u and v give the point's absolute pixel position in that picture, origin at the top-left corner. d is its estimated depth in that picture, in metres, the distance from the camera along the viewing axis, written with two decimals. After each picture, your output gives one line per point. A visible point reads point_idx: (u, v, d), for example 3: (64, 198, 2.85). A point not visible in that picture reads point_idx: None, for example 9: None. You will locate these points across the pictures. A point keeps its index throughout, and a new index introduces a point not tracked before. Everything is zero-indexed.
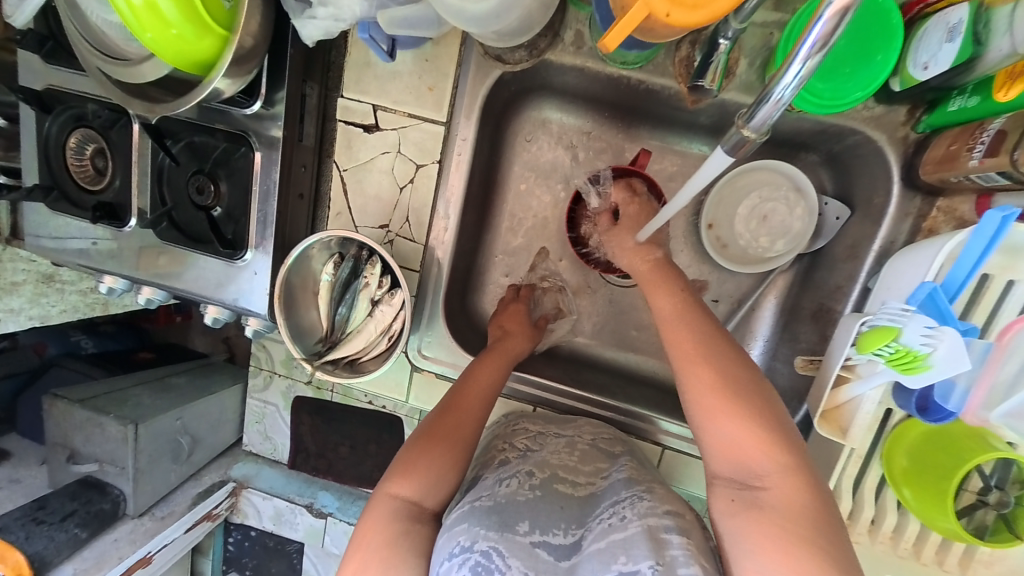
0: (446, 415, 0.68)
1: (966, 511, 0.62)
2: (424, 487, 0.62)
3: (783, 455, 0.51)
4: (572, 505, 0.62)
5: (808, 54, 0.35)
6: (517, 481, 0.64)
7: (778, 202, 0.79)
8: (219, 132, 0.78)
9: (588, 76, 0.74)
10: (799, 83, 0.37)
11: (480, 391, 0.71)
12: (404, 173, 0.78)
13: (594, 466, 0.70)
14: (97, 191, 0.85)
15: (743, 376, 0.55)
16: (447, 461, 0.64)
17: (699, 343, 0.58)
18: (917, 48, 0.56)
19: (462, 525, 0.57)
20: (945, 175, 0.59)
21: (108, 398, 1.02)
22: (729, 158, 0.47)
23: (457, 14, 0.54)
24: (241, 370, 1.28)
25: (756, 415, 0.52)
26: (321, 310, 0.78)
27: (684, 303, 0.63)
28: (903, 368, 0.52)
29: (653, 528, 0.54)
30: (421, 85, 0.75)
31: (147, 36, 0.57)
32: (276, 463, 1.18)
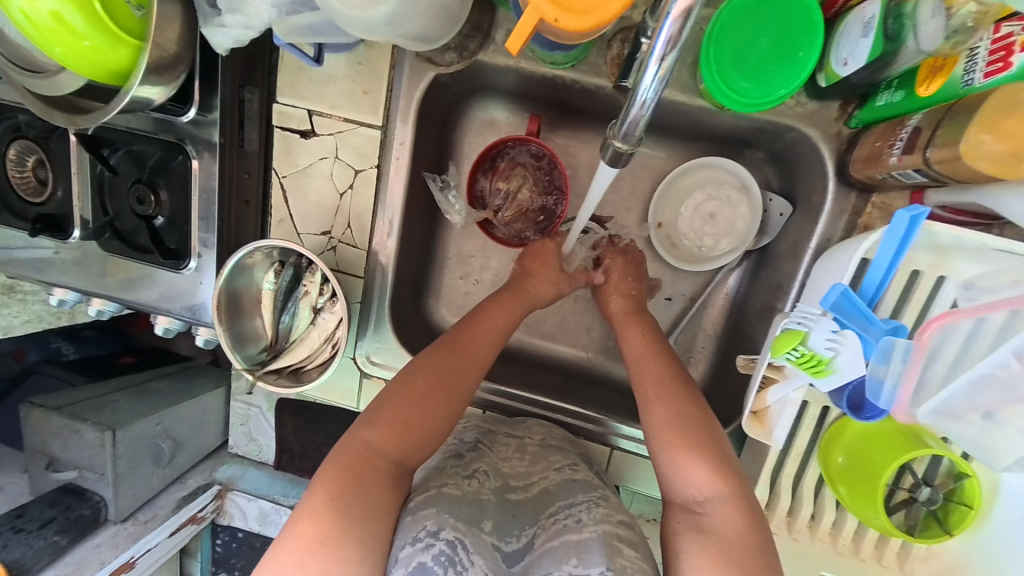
0: (443, 360, 0.64)
1: (899, 507, 0.62)
2: (410, 443, 0.59)
3: (729, 491, 0.56)
4: (525, 510, 0.63)
5: (660, 55, 0.37)
6: (477, 479, 0.63)
7: (722, 200, 0.78)
8: (157, 140, 0.78)
9: (524, 77, 0.73)
10: (659, 84, 0.39)
11: (484, 337, 0.68)
12: (344, 179, 0.77)
13: (545, 463, 0.70)
14: (40, 203, 0.84)
15: (696, 413, 0.62)
16: (439, 412, 0.61)
17: (664, 381, 0.64)
18: (839, 45, 0.55)
19: (428, 509, 0.56)
20: (871, 173, 0.58)
21: (86, 404, 1.02)
22: (612, 167, 0.48)
23: (352, 25, 0.52)
24: (224, 372, 1.28)
25: (699, 448, 0.58)
26: (265, 318, 0.77)
27: (655, 348, 0.70)
28: (812, 372, 0.53)
29: (608, 534, 0.55)
30: (357, 89, 0.74)
31: (56, 50, 0.56)
32: (261, 465, 1.19)
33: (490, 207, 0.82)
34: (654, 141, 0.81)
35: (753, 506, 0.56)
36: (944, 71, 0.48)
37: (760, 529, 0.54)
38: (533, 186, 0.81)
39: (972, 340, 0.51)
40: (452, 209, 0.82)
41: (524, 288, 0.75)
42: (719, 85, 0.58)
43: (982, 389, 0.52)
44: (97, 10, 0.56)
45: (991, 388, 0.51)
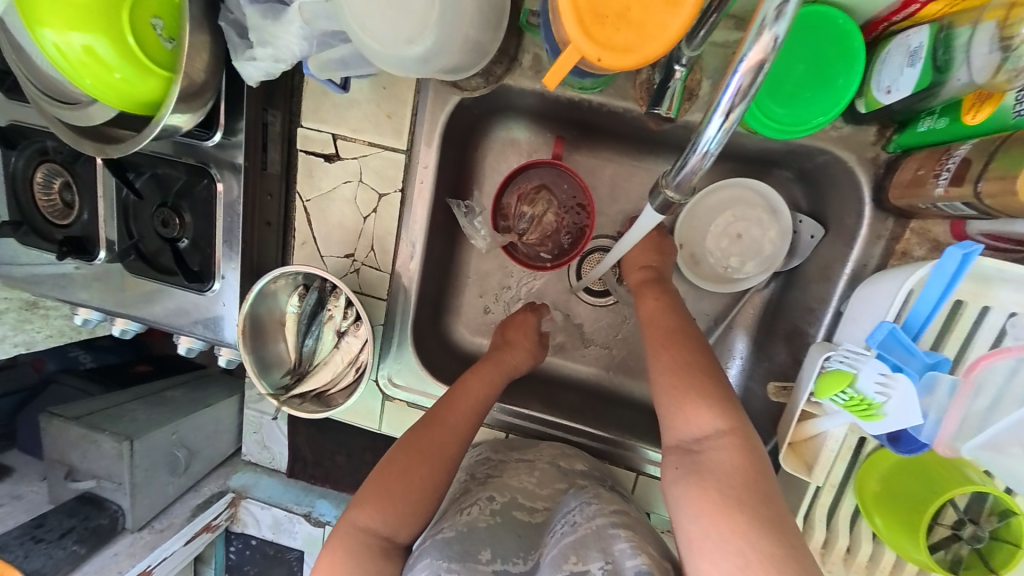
0: (424, 433, 0.65)
1: (941, 544, 0.60)
2: (397, 517, 0.59)
3: (729, 433, 0.53)
4: (529, 532, 0.61)
5: (729, 107, 0.35)
6: (476, 508, 0.63)
7: (751, 222, 0.77)
8: (181, 164, 0.78)
9: (549, 100, 0.72)
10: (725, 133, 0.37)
11: (464, 405, 0.68)
12: (367, 203, 0.77)
13: (552, 487, 0.69)
14: (65, 225, 0.84)
15: (700, 358, 0.59)
16: (424, 486, 0.61)
17: (671, 333, 0.61)
18: (880, 72, 0.54)
19: (425, 560, 0.55)
20: (913, 200, 0.57)
21: (103, 415, 1.03)
22: (661, 214, 0.46)
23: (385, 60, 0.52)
24: (237, 382, 1.27)
25: (700, 388, 0.55)
26: (289, 342, 0.77)
27: (664, 302, 0.66)
28: (862, 415, 0.50)
29: (601, 527, 0.56)
30: (380, 113, 0.73)
31: (87, 82, 0.56)
32: (275, 472, 1.19)
33: (513, 230, 0.82)
34: None
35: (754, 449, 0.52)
36: (992, 100, 0.46)
37: (760, 466, 0.51)
38: (557, 211, 0.81)
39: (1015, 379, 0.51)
40: (477, 235, 0.82)
41: (501, 356, 0.76)
42: (754, 112, 0.57)
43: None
44: (130, 44, 0.56)
45: None
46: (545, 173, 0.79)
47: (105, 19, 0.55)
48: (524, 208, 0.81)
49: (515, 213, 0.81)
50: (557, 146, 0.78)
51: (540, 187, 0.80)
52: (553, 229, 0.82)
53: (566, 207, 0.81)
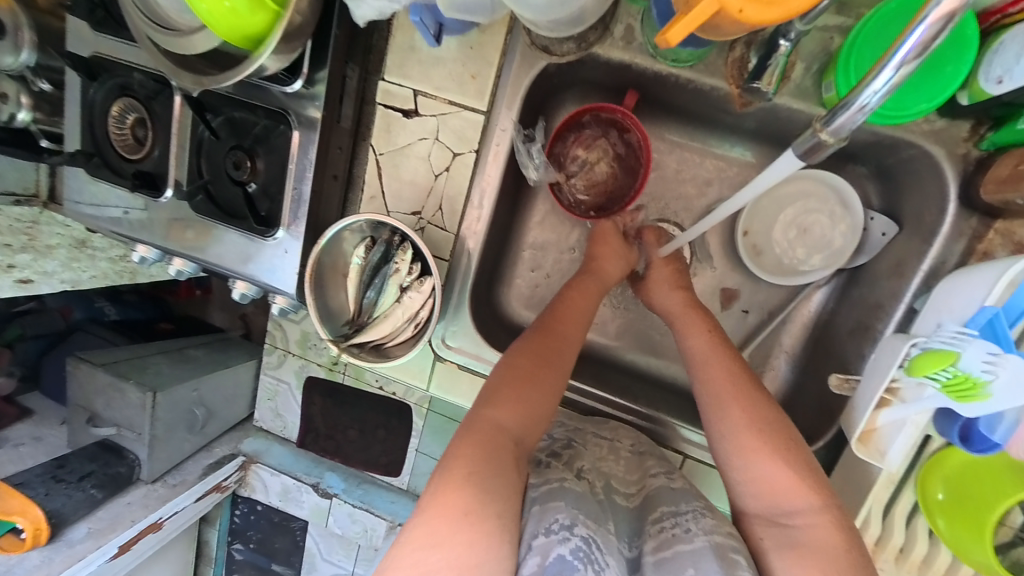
0: (546, 339, 0.62)
1: (1002, 547, 0.59)
2: (525, 419, 0.56)
3: (819, 502, 0.53)
4: (630, 518, 0.60)
5: (902, 62, 0.33)
6: (584, 480, 0.60)
7: (821, 214, 0.77)
8: (259, 108, 0.78)
9: (632, 74, 0.72)
10: (888, 90, 0.35)
11: (579, 316, 0.66)
12: (441, 161, 0.77)
13: (642, 470, 0.66)
14: (137, 160, 0.86)
15: (771, 414, 0.58)
16: (547, 389, 0.58)
17: (734, 383, 0.60)
18: (991, 61, 0.53)
19: (557, 503, 0.52)
20: (1008, 195, 0.56)
21: (130, 364, 1.04)
22: (798, 160, 0.44)
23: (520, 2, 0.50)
24: (255, 348, 1.30)
25: (778, 454, 0.55)
26: (350, 292, 0.78)
27: (716, 341, 0.64)
28: (958, 396, 0.50)
29: (722, 546, 0.51)
30: (465, 73, 0.73)
31: (202, 6, 0.56)
32: (286, 441, 1.19)
33: (563, 172, 0.79)
34: (754, 150, 0.78)
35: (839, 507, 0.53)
36: None
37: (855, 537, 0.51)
38: (612, 162, 0.78)
39: None
40: (531, 165, 0.76)
41: (598, 269, 0.71)
42: None
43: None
44: None
45: None
46: (609, 120, 0.75)
47: None
48: (579, 152, 0.78)
49: (569, 157, 0.78)
50: (630, 95, 0.73)
51: (601, 133, 0.76)
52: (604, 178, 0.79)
53: (623, 157, 0.77)
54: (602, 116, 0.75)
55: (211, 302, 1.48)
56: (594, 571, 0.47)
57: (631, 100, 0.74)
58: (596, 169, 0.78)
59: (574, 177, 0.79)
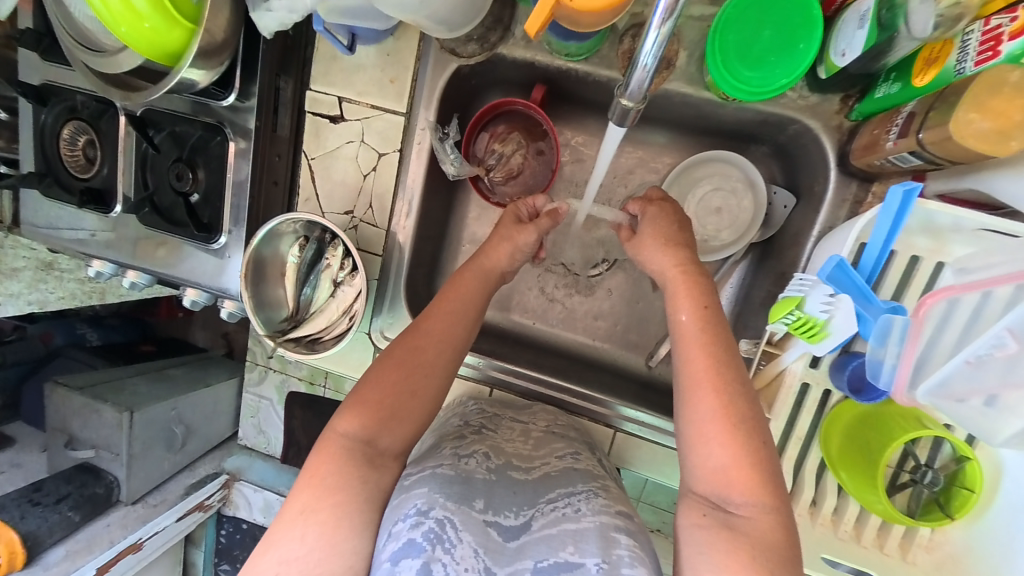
0: (406, 344, 0.62)
1: (898, 490, 0.62)
2: (375, 422, 0.58)
3: (765, 496, 0.50)
4: (525, 490, 0.61)
5: (659, 21, 0.38)
6: (475, 459, 0.62)
7: (727, 193, 0.80)
8: (198, 121, 0.83)
9: (538, 71, 0.77)
10: (658, 48, 0.40)
11: (448, 314, 0.65)
12: (368, 161, 0.82)
13: (547, 448, 0.69)
14: (87, 178, 0.91)
15: (743, 401, 0.53)
16: (403, 392, 0.60)
17: (715, 363, 0.55)
18: (837, 37, 0.58)
19: (421, 488, 0.54)
20: (870, 160, 0.61)
21: (106, 386, 1.08)
22: (621, 127, 0.49)
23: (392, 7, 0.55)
24: (236, 365, 1.34)
25: (737, 441, 0.51)
26: (288, 289, 0.81)
27: (712, 320, 0.58)
28: (808, 336, 0.60)
29: (605, 525, 0.53)
30: (384, 77, 0.79)
31: (122, 30, 0.62)
32: (268, 457, 1.21)
33: (483, 164, 0.83)
34: (665, 136, 0.84)
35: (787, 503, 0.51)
36: (938, 62, 0.50)
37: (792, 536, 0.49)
38: (525, 153, 0.83)
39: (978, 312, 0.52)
40: (448, 160, 0.79)
41: (485, 252, 0.71)
42: (725, 78, 0.62)
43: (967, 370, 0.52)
44: None
45: (993, 368, 0.51)
46: (520, 115, 0.80)
47: None
48: (494, 143, 0.82)
49: (486, 148, 0.83)
50: (537, 88, 0.78)
51: (514, 127, 0.82)
52: (518, 167, 0.83)
53: (534, 148, 0.82)
54: (514, 110, 0.80)
55: (193, 322, 1.51)
56: (443, 550, 0.48)
57: (539, 94, 0.78)
58: (511, 160, 0.83)
59: (491, 166, 0.83)
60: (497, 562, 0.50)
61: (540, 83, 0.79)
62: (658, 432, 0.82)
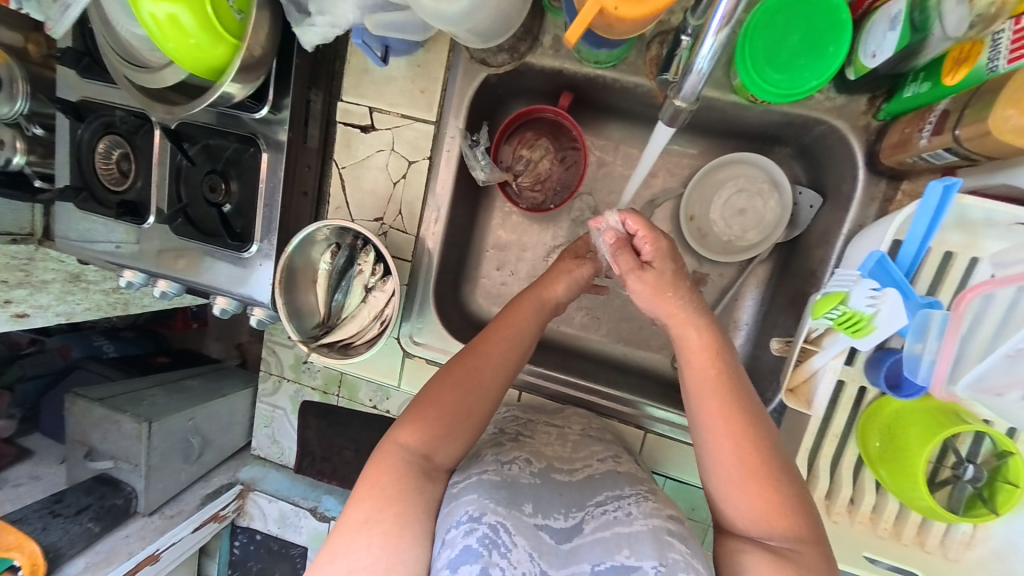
0: (464, 365, 0.62)
1: (941, 487, 0.62)
2: (433, 438, 0.58)
3: (801, 527, 0.53)
4: (571, 491, 0.61)
5: (717, 28, 0.39)
6: (517, 464, 0.62)
7: (752, 194, 0.81)
8: (231, 134, 0.85)
9: (565, 79, 0.79)
10: (715, 53, 0.41)
11: (507, 339, 0.64)
12: (398, 169, 0.84)
13: (587, 451, 0.69)
14: (121, 191, 0.93)
15: (769, 443, 0.54)
16: (461, 410, 0.60)
17: (737, 412, 0.55)
18: (867, 40, 0.60)
19: (470, 494, 0.54)
20: (900, 157, 0.62)
21: (125, 399, 1.09)
22: (670, 129, 0.52)
23: (432, 16, 0.56)
24: (249, 375, 1.34)
25: (767, 483, 0.53)
26: (319, 295, 0.83)
27: (727, 368, 0.56)
28: (853, 330, 0.60)
29: (658, 528, 0.52)
30: (414, 88, 0.81)
31: (170, 46, 0.64)
32: (282, 466, 1.21)
33: (511, 170, 0.85)
34: (688, 140, 0.85)
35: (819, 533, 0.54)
36: (968, 62, 0.52)
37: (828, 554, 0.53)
38: (552, 159, 0.84)
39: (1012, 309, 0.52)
40: (477, 166, 0.82)
41: (547, 287, 0.69)
42: (752, 78, 0.63)
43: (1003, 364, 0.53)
44: (208, 14, 0.64)
45: None
46: (548, 122, 0.82)
47: None
48: (522, 150, 0.84)
49: (513, 154, 0.85)
50: (563, 95, 0.80)
51: (542, 133, 0.83)
52: (546, 172, 0.85)
53: (561, 153, 0.84)
54: (542, 118, 0.82)
55: (207, 333, 1.52)
56: (499, 555, 0.48)
57: (566, 101, 0.80)
58: (538, 166, 0.85)
59: (518, 172, 0.85)
60: (552, 564, 0.50)
61: (566, 90, 0.81)
62: (688, 433, 0.82)
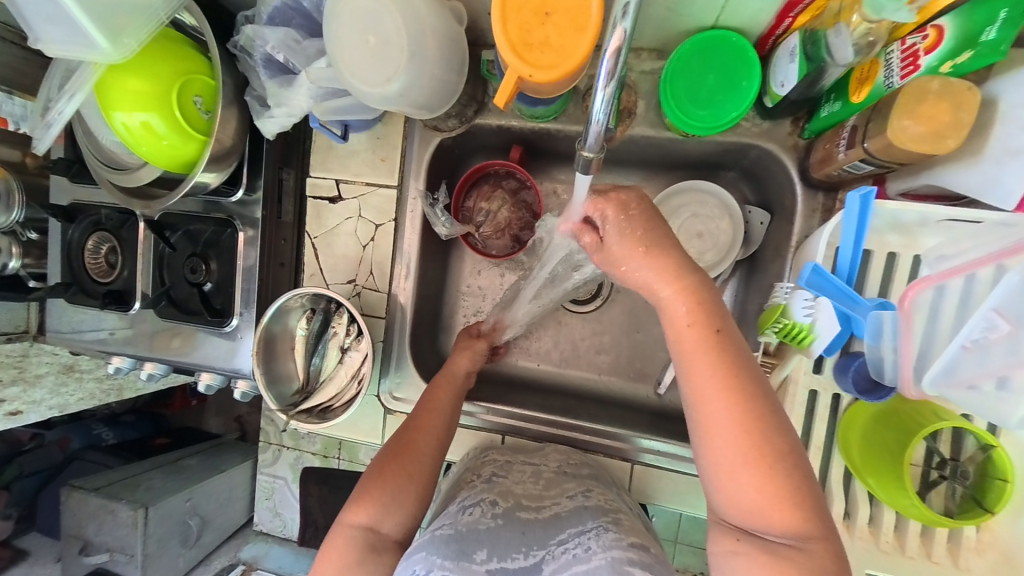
0: (404, 438, 0.67)
1: (930, 490, 0.61)
2: (381, 509, 0.60)
3: (806, 516, 0.47)
4: (535, 530, 0.59)
5: (603, 85, 0.43)
6: (479, 509, 0.61)
7: (706, 218, 0.84)
8: (211, 218, 0.90)
9: (514, 134, 0.85)
10: (607, 107, 0.45)
11: (441, 409, 0.72)
12: (366, 233, 0.88)
13: (559, 489, 0.68)
14: (107, 282, 0.97)
15: (768, 412, 0.49)
16: (403, 482, 0.63)
17: (729, 376, 0.49)
18: (775, 72, 0.65)
19: (420, 553, 0.54)
20: (828, 171, 0.65)
21: (122, 484, 1.10)
22: (586, 175, 0.52)
23: (362, 97, 0.61)
24: (249, 448, 1.32)
25: (764, 460, 0.47)
26: (298, 361, 0.84)
27: (717, 332, 0.51)
28: (798, 341, 0.63)
29: (617, 560, 0.50)
30: (376, 158, 0.87)
31: (144, 149, 0.70)
32: (286, 540, 1.14)
33: (472, 222, 0.89)
34: (639, 175, 0.90)
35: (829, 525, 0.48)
36: (868, 80, 0.56)
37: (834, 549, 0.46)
38: (510, 207, 0.88)
39: (968, 297, 0.52)
40: (440, 222, 0.85)
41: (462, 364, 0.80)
42: (680, 117, 0.68)
43: (967, 357, 0.52)
44: (178, 117, 0.70)
45: (996, 350, 0.50)
46: (503, 173, 0.88)
47: (158, 98, 0.69)
48: (483, 200, 0.89)
49: (472, 206, 0.89)
50: (514, 149, 0.85)
51: (498, 184, 0.89)
52: (504, 218, 0.88)
53: (517, 200, 0.88)
54: (496, 169, 0.87)
55: (208, 408, 1.50)
56: None
57: (517, 154, 0.85)
58: (498, 214, 0.89)
59: (479, 222, 0.89)
60: None
61: (517, 144, 0.86)
62: (676, 460, 0.81)
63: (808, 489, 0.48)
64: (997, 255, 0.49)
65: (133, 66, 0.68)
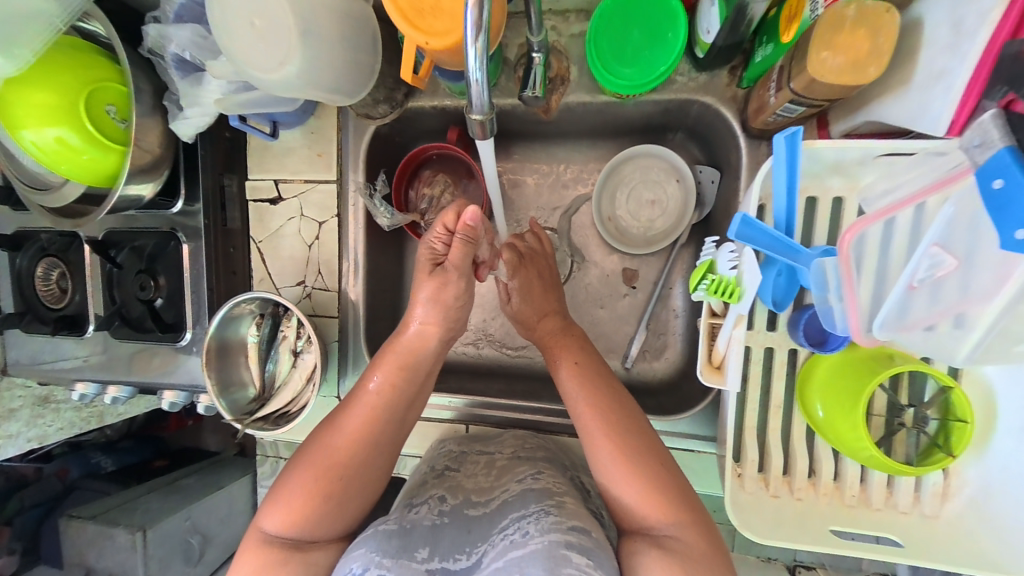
0: (320, 442, 0.61)
1: (888, 441, 0.59)
2: (294, 521, 0.57)
3: (681, 512, 0.57)
4: (480, 525, 0.59)
5: (472, 38, 0.41)
6: (426, 506, 0.60)
7: (653, 184, 0.81)
8: (150, 231, 0.88)
9: (452, 114, 0.82)
10: (482, 62, 0.43)
11: (369, 408, 0.63)
12: (310, 233, 0.86)
13: (508, 474, 0.66)
14: (60, 308, 0.95)
15: (638, 432, 0.62)
16: (318, 493, 0.58)
17: (602, 409, 0.64)
18: (701, 19, 0.62)
19: (360, 549, 0.52)
20: (764, 119, 0.63)
21: (119, 509, 1.09)
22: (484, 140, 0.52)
23: (264, 85, 0.59)
24: (249, 461, 1.29)
25: (640, 470, 0.59)
26: (252, 369, 0.83)
27: (584, 371, 0.69)
28: (725, 296, 0.60)
29: (553, 543, 0.48)
30: (312, 154, 0.85)
31: (62, 167, 0.68)
32: None
33: (416, 211, 0.86)
34: (586, 145, 0.86)
35: (698, 511, 0.59)
36: (794, 17, 0.53)
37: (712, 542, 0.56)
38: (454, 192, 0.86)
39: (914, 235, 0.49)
40: (380, 213, 0.82)
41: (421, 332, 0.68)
42: (607, 77, 0.66)
43: (915, 297, 0.49)
44: (90, 128, 0.68)
45: (946, 287, 0.48)
46: (446, 158, 0.85)
47: (66, 110, 0.66)
48: (427, 187, 0.86)
49: (418, 195, 0.87)
50: (451, 130, 0.82)
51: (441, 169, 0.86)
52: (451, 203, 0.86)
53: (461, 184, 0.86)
54: (437, 154, 0.84)
55: (203, 427, 1.48)
56: None
57: (455, 135, 0.82)
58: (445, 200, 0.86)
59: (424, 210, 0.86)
60: None
61: (456, 125, 0.83)
62: None
63: (682, 491, 0.60)
64: (945, 181, 0.45)
65: (33, 79, 0.65)
